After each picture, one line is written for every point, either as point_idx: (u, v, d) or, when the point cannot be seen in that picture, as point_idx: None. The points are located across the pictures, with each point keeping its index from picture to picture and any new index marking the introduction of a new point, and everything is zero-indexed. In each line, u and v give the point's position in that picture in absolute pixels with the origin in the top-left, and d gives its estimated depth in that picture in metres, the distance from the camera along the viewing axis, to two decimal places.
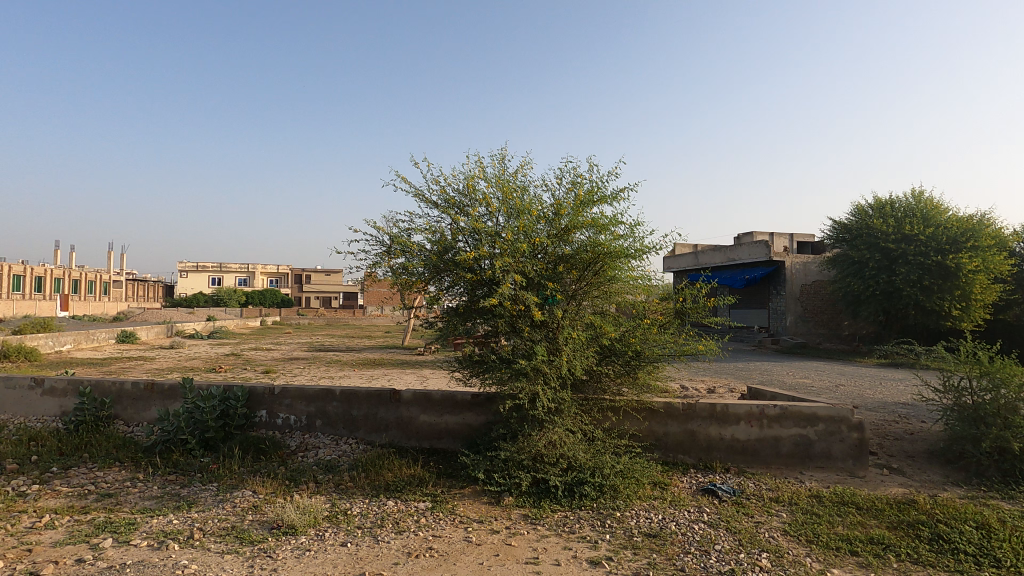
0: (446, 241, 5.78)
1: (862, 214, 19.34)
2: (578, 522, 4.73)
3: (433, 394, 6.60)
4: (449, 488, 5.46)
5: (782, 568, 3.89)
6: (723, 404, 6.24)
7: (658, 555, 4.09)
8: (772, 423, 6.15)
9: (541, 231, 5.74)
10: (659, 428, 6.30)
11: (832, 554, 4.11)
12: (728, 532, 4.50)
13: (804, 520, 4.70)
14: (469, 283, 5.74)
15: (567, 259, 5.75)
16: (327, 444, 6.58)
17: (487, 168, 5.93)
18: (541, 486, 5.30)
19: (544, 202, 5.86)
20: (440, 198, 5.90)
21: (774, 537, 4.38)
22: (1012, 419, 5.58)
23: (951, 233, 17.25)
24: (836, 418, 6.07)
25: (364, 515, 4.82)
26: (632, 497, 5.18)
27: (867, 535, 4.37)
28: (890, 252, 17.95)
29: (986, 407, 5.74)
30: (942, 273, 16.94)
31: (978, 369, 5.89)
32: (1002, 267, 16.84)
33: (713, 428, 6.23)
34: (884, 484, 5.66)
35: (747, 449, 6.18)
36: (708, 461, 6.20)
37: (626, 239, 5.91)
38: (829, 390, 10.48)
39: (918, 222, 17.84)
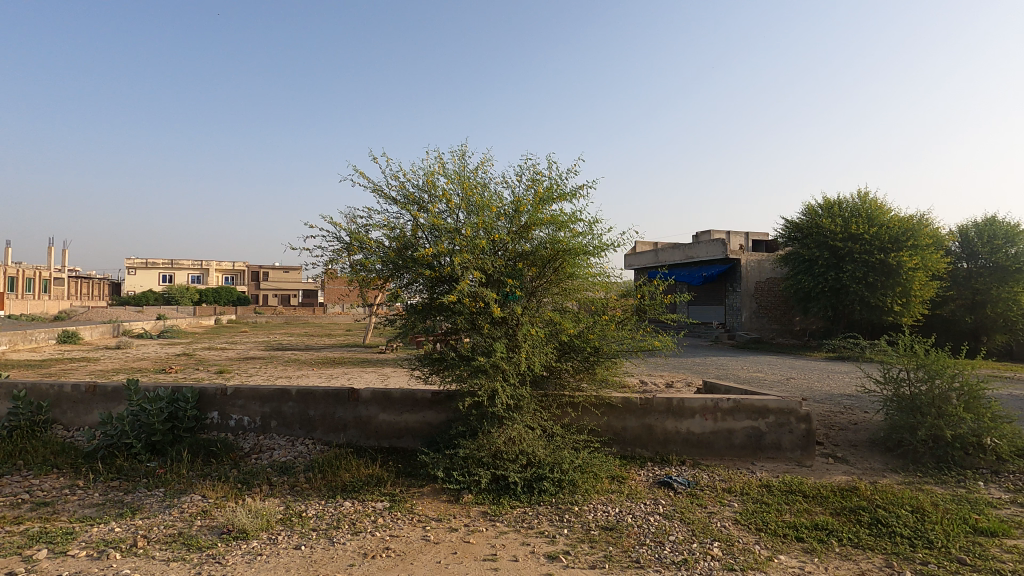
0: (406, 237, 5.71)
1: (813, 214, 20.04)
2: (536, 518, 4.77)
3: (392, 392, 6.53)
4: (408, 487, 5.41)
5: (732, 556, 4.01)
6: (679, 398, 6.39)
7: (614, 547, 4.16)
8: (726, 416, 6.34)
9: (501, 228, 5.74)
10: (618, 423, 6.40)
11: (779, 541, 4.27)
12: (682, 523, 4.62)
13: (754, 509, 4.87)
14: (428, 280, 5.69)
15: (526, 256, 5.78)
16: (283, 445, 6.42)
17: (447, 163, 5.88)
18: (500, 482, 5.30)
19: (504, 199, 5.85)
20: (399, 193, 5.83)
21: (726, 527, 4.52)
22: (945, 408, 5.94)
23: (894, 232, 18.10)
24: (785, 410, 6.30)
25: (320, 516, 4.73)
26: (590, 492, 5.25)
27: (812, 521, 4.55)
28: (838, 251, 18.69)
29: (923, 398, 6.07)
30: (885, 270, 17.80)
31: (914, 361, 6.21)
32: (939, 265, 17.83)
33: (669, 422, 6.37)
34: (829, 472, 5.93)
35: (702, 442, 6.34)
36: (664, 454, 6.33)
37: (585, 236, 5.96)
38: (781, 384, 10.87)
39: (864, 222, 18.62)
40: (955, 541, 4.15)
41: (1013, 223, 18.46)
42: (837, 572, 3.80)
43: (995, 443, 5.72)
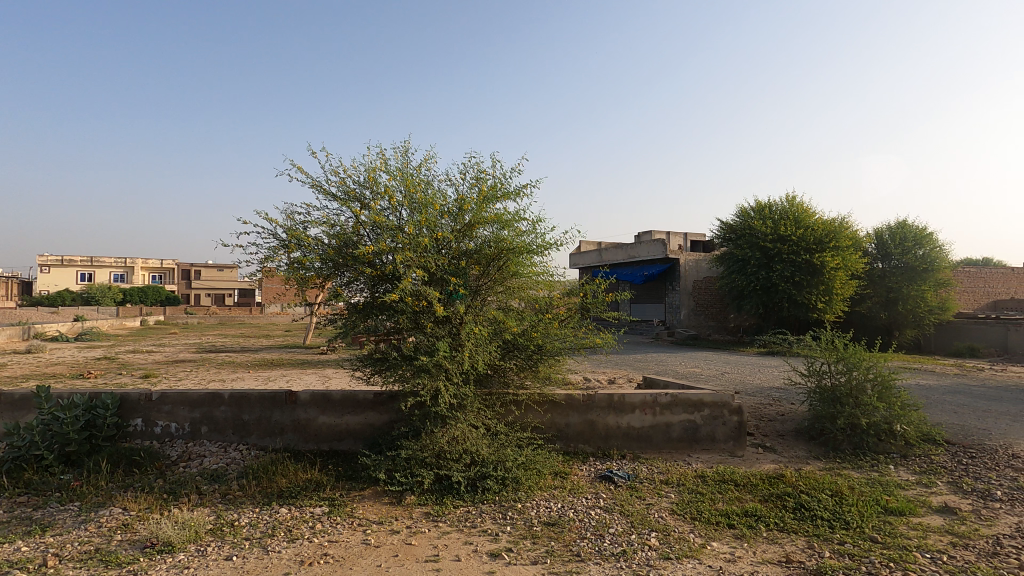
0: (346, 234, 5.56)
1: (745, 216, 21.01)
2: (480, 517, 4.76)
3: (332, 394, 6.34)
4: (348, 491, 5.27)
5: (669, 545, 4.15)
6: (620, 394, 6.54)
7: (556, 542, 4.21)
8: (664, 410, 6.55)
9: (445, 226, 5.69)
10: (561, 419, 6.48)
11: (712, 529, 4.46)
12: (622, 515, 4.74)
13: (689, 499, 5.06)
14: (369, 278, 5.56)
15: (470, 255, 5.77)
16: (214, 452, 6.10)
17: (389, 160, 5.77)
18: (444, 482, 5.26)
19: (448, 198, 5.81)
20: (339, 189, 5.67)
21: (663, 517, 4.68)
22: (861, 398, 6.39)
23: (819, 234, 19.26)
24: (719, 403, 6.58)
25: (253, 525, 4.53)
26: (533, 488, 5.30)
27: (742, 509, 4.78)
28: (768, 251, 19.69)
29: (842, 389, 6.51)
30: (811, 270, 18.92)
31: (835, 354, 6.64)
32: (858, 265, 19.15)
33: (611, 417, 6.51)
34: (759, 461, 6.25)
35: (641, 435, 6.53)
36: (605, 449, 6.48)
37: (528, 235, 6.01)
38: (716, 378, 11.36)
39: (792, 224, 19.70)
40: (869, 521, 4.46)
41: (921, 227, 20.06)
42: (764, 555, 4.00)
43: (904, 429, 6.19)
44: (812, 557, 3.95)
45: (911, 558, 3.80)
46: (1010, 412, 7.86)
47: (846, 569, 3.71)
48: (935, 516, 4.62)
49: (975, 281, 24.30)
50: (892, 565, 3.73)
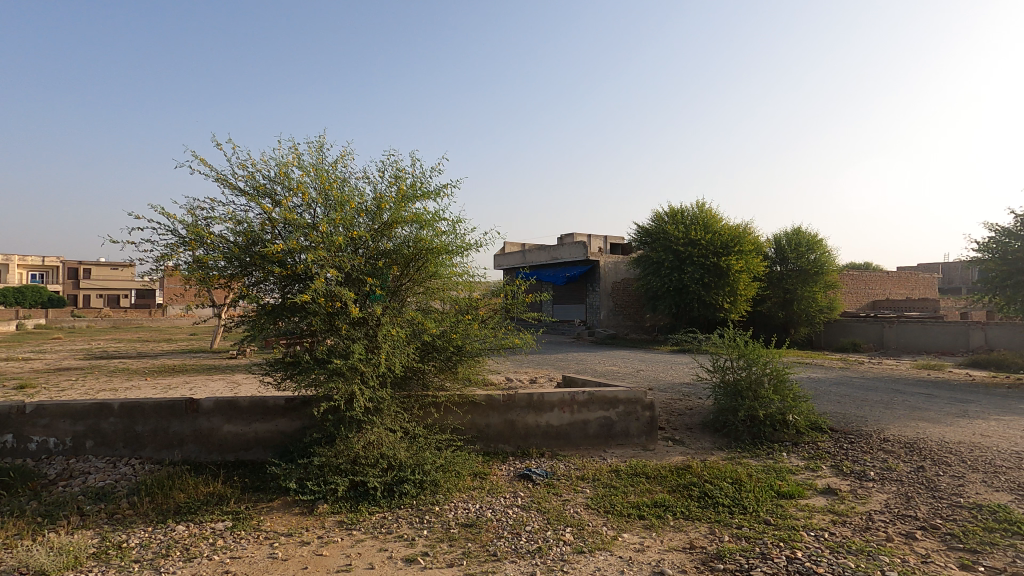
0: (253, 232, 5.26)
1: (660, 220, 22.02)
2: (396, 522, 4.66)
3: (239, 401, 5.98)
4: (255, 503, 4.99)
5: (582, 539, 4.27)
6: (539, 393, 6.64)
7: (473, 543, 4.21)
8: (581, 407, 6.74)
9: (362, 225, 5.53)
10: (481, 420, 6.48)
11: (624, 521, 4.64)
12: (539, 512, 4.82)
13: (603, 493, 5.24)
14: (279, 279, 5.29)
15: (388, 255, 5.64)
16: (100, 468, 5.56)
17: (302, 154, 5.52)
18: (359, 489, 5.11)
19: (366, 196, 5.65)
20: (247, 183, 5.35)
21: (578, 512, 4.80)
22: (759, 391, 6.90)
23: (725, 238, 20.57)
24: (632, 400, 6.86)
25: (144, 546, 4.17)
26: (452, 490, 5.26)
27: (652, 500, 5.01)
28: (680, 254, 20.78)
29: (743, 383, 6.99)
30: (717, 272, 20.21)
31: (737, 351, 7.13)
32: (759, 268, 20.65)
33: (530, 416, 6.60)
34: (669, 454, 6.58)
35: (560, 433, 6.68)
36: (525, 448, 6.56)
37: (448, 235, 5.96)
38: (631, 376, 11.85)
39: (702, 229, 20.90)
40: (763, 506, 4.81)
41: (813, 234, 21.93)
42: (670, 543, 4.21)
43: (795, 419, 6.75)
44: (713, 542, 4.20)
45: (798, 537, 4.15)
46: (884, 400, 8.78)
47: (742, 550, 3.97)
48: (819, 497, 5.07)
49: (857, 283, 26.95)
50: (782, 545, 4.04)
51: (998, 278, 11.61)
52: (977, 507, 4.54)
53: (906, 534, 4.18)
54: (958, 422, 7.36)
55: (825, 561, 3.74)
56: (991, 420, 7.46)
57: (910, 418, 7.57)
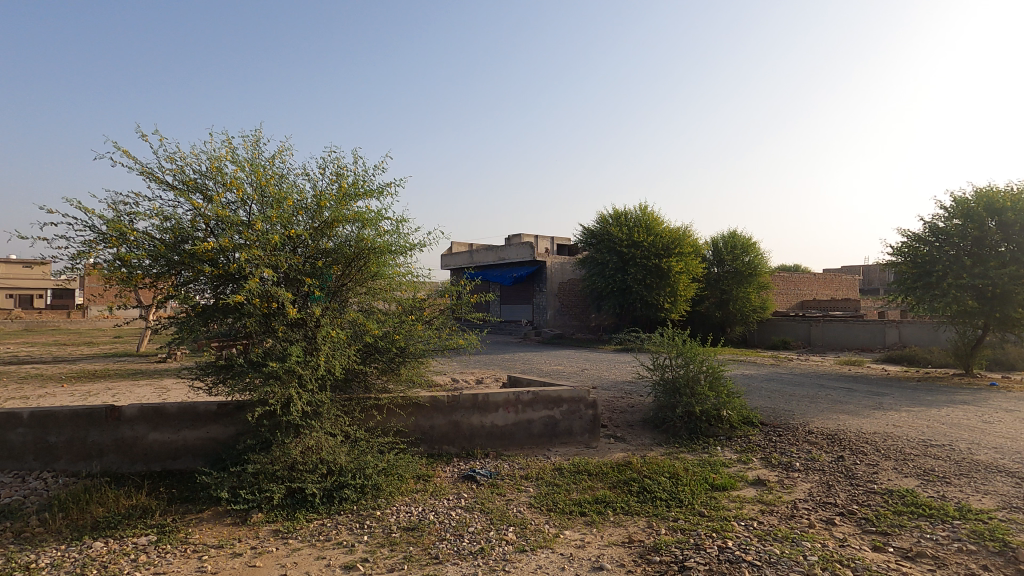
0: (182, 229, 5.00)
1: (604, 222, 22.50)
2: (335, 528, 4.54)
3: (166, 408, 5.65)
4: (183, 515, 4.73)
5: (525, 538, 4.30)
6: (484, 394, 6.64)
7: (415, 547, 4.16)
8: (526, 407, 6.79)
9: (300, 224, 5.36)
10: (425, 422, 6.41)
11: (566, 518, 4.71)
12: (482, 513, 4.82)
13: (546, 491, 5.30)
14: (211, 278, 5.04)
15: (329, 254, 5.49)
16: (6, 483, 5.12)
17: (236, 149, 5.28)
18: (296, 496, 4.95)
19: (305, 193, 5.48)
20: (175, 177, 5.07)
21: (521, 511, 4.83)
22: (695, 388, 7.17)
23: (666, 240, 21.26)
24: (576, 398, 6.98)
25: (56, 566, 3.88)
26: (394, 494, 5.18)
27: (593, 497, 5.11)
28: (623, 255, 21.32)
29: (682, 380, 7.24)
30: (659, 273, 20.90)
31: (675, 350, 7.39)
32: (698, 269, 21.46)
33: (475, 417, 6.59)
34: (610, 451, 6.74)
35: (505, 433, 6.70)
36: (469, 449, 6.54)
37: (391, 235, 5.86)
38: (576, 375, 12.05)
39: (644, 231, 21.51)
40: (698, 498, 5.01)
41: (748, 237, 23.00)
42: (610, 538, 4.31)
43: (729, 414, 7.05)
44: (651, 535, 4.33)
45: (730, 527, 4.34)
46: (809, 395, 9.33)
47: (677, 542, 4.12)
48: (749, 488, 5.33)
49: (787, 284, 28.49)
50: (715, 535, 4.23)
51: (910, 279, 12.58)
52: (889, 492, 4.91)
53: (826, 520, 4.46)
54: (874, 414, 7.91)
55: (753, 549, 3.94)
56: (902, 412, 8.07)
57: (833, 411, 8.08)
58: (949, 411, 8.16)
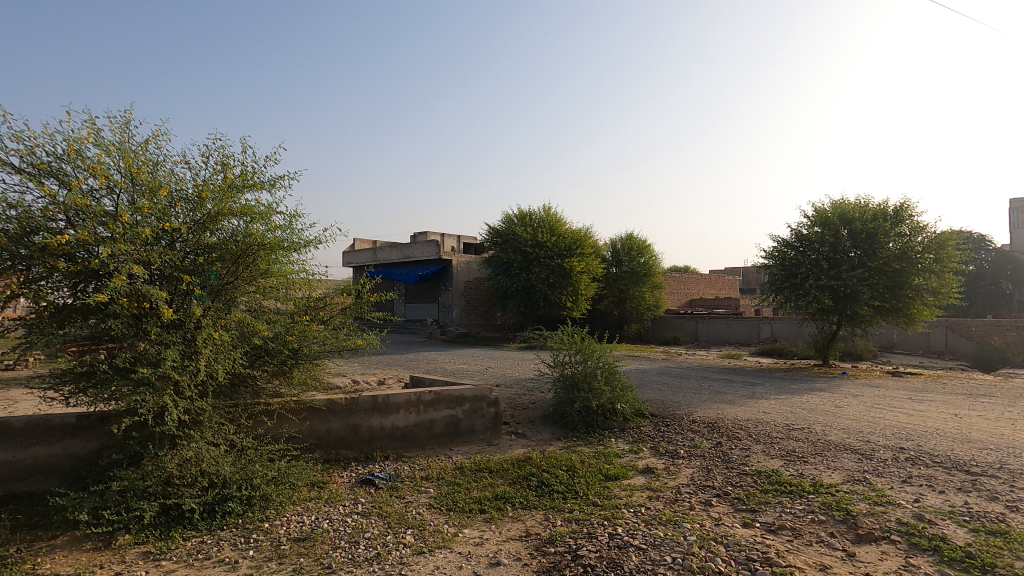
0: (32, 218, 4.40)
1: (509, 222, 22.79)
2: (216, 545, 4.23)
3: (11, 423, 4.95)
4: (32, 544, 4.18)
5: (423, 540, 4.26)
6: (384, 395, 6.49)
7: (306, 558, 3.98)
8: (428, 407, 6.72)
9: (178, 216, 4.92)
10: (321, 427, 6.12)
11: (465, 516, 4.72)
12: (379, 517, 4.70)
13: (447, 491, 5.28)
14: (68, 275, 4.48)
15: (212, 250, 5.08)
16: None
17: (101, 130, 4.73)
18: (172, 513, 4.55)
19: (185, 183, 5.03)
20: (22, 159, 4.45)
21: (420, 513, 4.78)
22: (592, 383, 7.49)
23: (569, 241, 21.96)
24: (478, 397, 7.04)
25: None
26: (284, 504, 4.91)
27: (493, 493, 5.18)
28: (528, 255, 21.76)
29: (580, 376, 7.54)
30: (561, 273, 21.58)
31: (574, 347, 7.67)
32: (598, 269, 22.38)
33: (374, 419, 6.41)
34: (511, 447, 6.86)
35: (406, 435, 6.58)
36: (368, 452, 6.35)
37: (283, 231, 5.53)
38: (480, 373, 12.14)
39: (548, 231, 22.07)
40: (592, 488, 5.25)
41: (643, 239, 24.36)
42: (508, 533, 4.39)
43: (622, 407, 7.45)
44: (547, 527, 4.46)
45: (620, 515, 4.59)
46: (694, 387, 10.09)
47: (572, 532, 4.28)
48: (639, 476, 5.67)
49: (678, 284, 30.58)
50: (606, 523, 4.44)
51: (780, 280, 13.98)
52: (758, 473, 5.43)
53: (705, 501, 4.85)
54: (748, 402, 8.71)
55: (640, 533, 4.19)
56: (771, 400, 8.97)
57: (714, 401, 8.79)
58: (808, 398, 9.20)
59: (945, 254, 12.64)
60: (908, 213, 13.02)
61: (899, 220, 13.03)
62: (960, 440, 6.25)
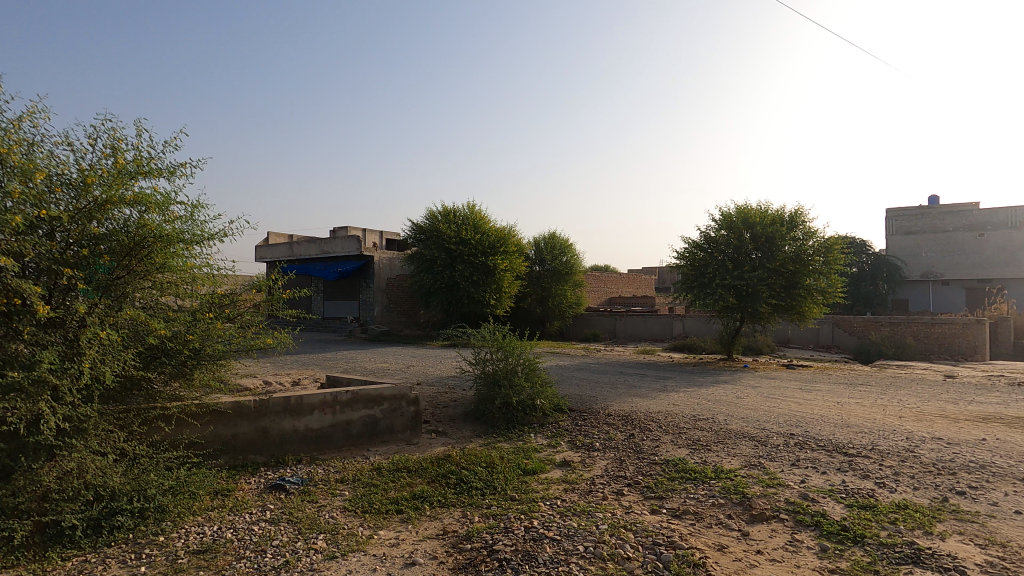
0: None
1: (433, 218, 22.50)
2: (102, 564, 3.91)
3: None
4: None
5: (335, 544, 4.13)
6: (297, 396, 6.21)
7: (206, 572, 3.74)
8: (344, 408, 6.52)
9: (58, 203, 4.47)
10: (226, 431, 5.77)
11: (381, 518, 4.63)
12: (289, 524, 4.51)
13: (362, 493, 5.15)
14: None
15: (99, 242, 4.63)
16: None
17: None
18: (49, 531, 4.11)
19: (67, 167, 4.56)
20: None
21: (333, 517, 4.63)
22: (512, 379, 7.57)
23: (493, 239, 22.03)
24: (397, 396, 6.91)
25: None
26: (182, 515, 4.59)
27: (411, 493, 5.11)
28: (452, 252, 21.62)
29: (500, 373, 7.60)
30: (485, 271, 21.61)
31: (495, 344, 7.72)
32: (521, 267, 22.65)
33: (286, 422, 6.13)
34: (431, 445, 6.81)
35: (320, 437, 6.34)
36: (279, 456, 6.06)
37: (183, 223, 5.14)
38: (401, 372, 11.93)
39: (472, 229, 22.01)
40: (510, 484, 5.31)
41: (565, 239, 24.91)
42: (424, 532, 4.35)
43: (542, 403, 7.58)
44: (464, 524, 4.47)
45: (537, 508, 4.68)
46: (611, 382, 10.48)
47: (488, 528, 4.31)
48: (556, 469, 5.81)
49: (598, 283, 31.60)
50: (522, 516, 4.52)
51: (690, 279, 14.82)
52: (666, 462, 5.74)
53: (617, 491, 5.06)
54: (659, 396, 9.16)
55: (555, 525, 4.30)
56: (680, 393, 9.50)
57: (628, 395, 9.18)
58: (714, 390, 9.83)
59: (832, 257, 13.93)
60: (802, 219, 14.17)
61: (794, 226, 14.16)
62: (841, 425, 6.92)
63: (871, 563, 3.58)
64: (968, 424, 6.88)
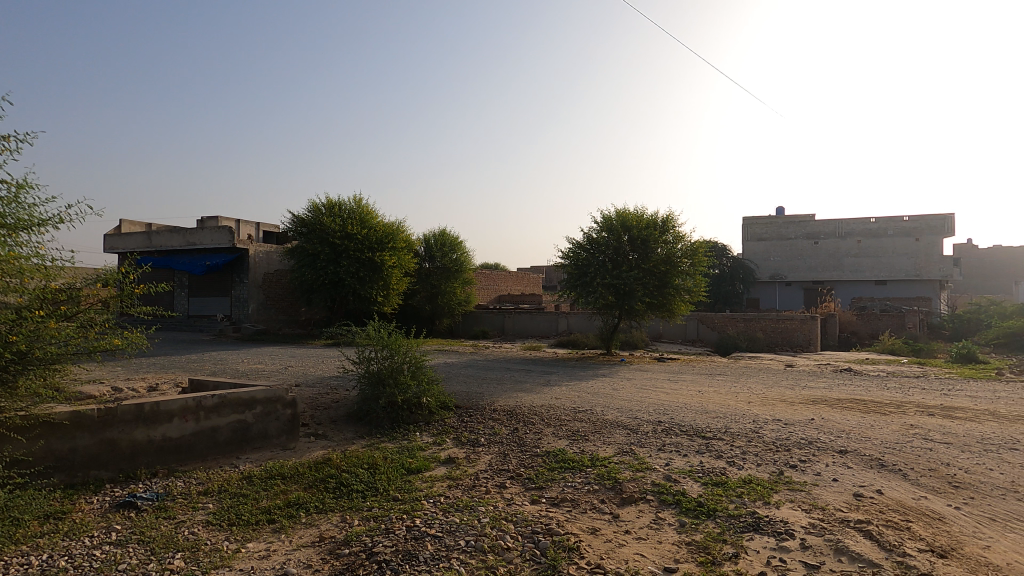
0: None
1: (316, 210, 21.33)
2: None
3: None
4: None
5: (195, 562, 3.79)
6: (153, 402, 5.59)
7: None
8: (209, 413, 5.99)
9: None
10: (62, 445, 5.06)
11: (250, 530, 4.32)
12: (141, 544, 4.06)
13: (229, 504, 4.77)
14: None
15: None
16: None
17: None
18: None
19: None
20: None
21: (194, 533, 4.24)
22: (397, 378, 7.42)
23: (381, 234, 21.39)
24: (271, 399, 6.48)
25: None
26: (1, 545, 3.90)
27: (286, 501, 4.82)
28: (336, 247, 20.70)
29: (385, 372, 7.41)
30: (372, 267, 20.92)
31: (380, 343, 7.49)
32: (410, 264, 22.26)
33: (139, 431, 5.50)
34: (309, 450, 6.48)
35: (181, 446, 5.77)
36: (130, 470, 5.43)
37: (6, 205, 4.43)
38: (278, 373, 11.20)
39: (359, 223, 21.20)
40: (393, 484, 5.21)
41: (455, 236, 24.86)
42: (298, 541, 4.13)
43: (428, 401, 7.51)
44: (343, 529, 4.31)
45: (419, 507, 4.64)
46: (497, 378, 10.66)
47: (368, 531, 4.20)
48: (441, 467, 5.80)
49: (487, 280, 32.01)
50: (404, 516, 4.45)
51: (574, 279, 15.53)
52: (546, 453, 5.97)
53: (499, 484, 5.17)
54: (543, 390, 9.49)
55: (437, 522, 4.30)
56: (562, 386, 9.92)
57: (514, 390, 9.38)
58: (593, 383, 10.38)
59: (698, 259, 15.28)
60: (673, 224, 15.39)
61: (666, 230, 15.34)
62: (701, 412, 7.65)
63: (720, 533, 4.01)
64: (801, 406, 7.93)
